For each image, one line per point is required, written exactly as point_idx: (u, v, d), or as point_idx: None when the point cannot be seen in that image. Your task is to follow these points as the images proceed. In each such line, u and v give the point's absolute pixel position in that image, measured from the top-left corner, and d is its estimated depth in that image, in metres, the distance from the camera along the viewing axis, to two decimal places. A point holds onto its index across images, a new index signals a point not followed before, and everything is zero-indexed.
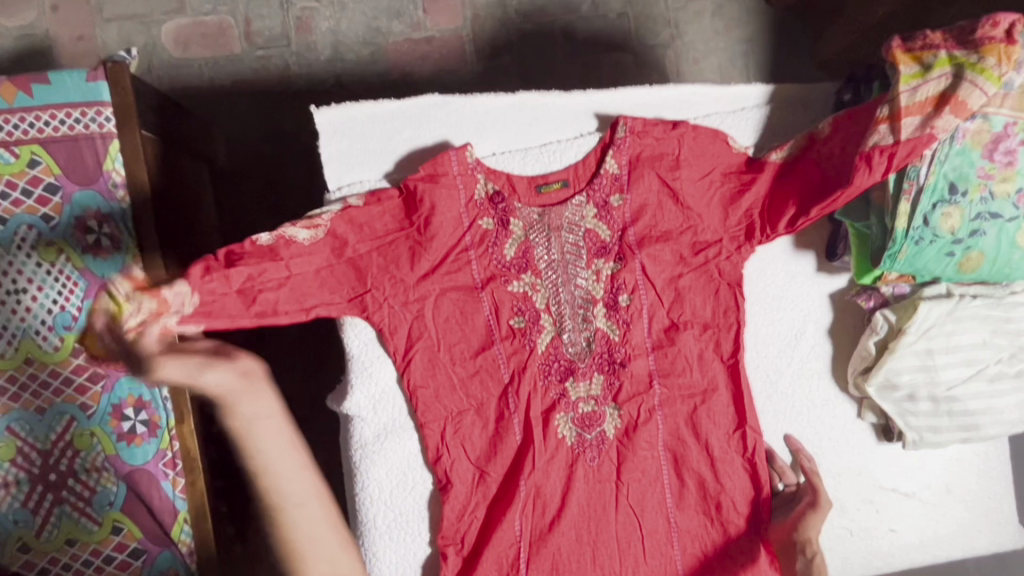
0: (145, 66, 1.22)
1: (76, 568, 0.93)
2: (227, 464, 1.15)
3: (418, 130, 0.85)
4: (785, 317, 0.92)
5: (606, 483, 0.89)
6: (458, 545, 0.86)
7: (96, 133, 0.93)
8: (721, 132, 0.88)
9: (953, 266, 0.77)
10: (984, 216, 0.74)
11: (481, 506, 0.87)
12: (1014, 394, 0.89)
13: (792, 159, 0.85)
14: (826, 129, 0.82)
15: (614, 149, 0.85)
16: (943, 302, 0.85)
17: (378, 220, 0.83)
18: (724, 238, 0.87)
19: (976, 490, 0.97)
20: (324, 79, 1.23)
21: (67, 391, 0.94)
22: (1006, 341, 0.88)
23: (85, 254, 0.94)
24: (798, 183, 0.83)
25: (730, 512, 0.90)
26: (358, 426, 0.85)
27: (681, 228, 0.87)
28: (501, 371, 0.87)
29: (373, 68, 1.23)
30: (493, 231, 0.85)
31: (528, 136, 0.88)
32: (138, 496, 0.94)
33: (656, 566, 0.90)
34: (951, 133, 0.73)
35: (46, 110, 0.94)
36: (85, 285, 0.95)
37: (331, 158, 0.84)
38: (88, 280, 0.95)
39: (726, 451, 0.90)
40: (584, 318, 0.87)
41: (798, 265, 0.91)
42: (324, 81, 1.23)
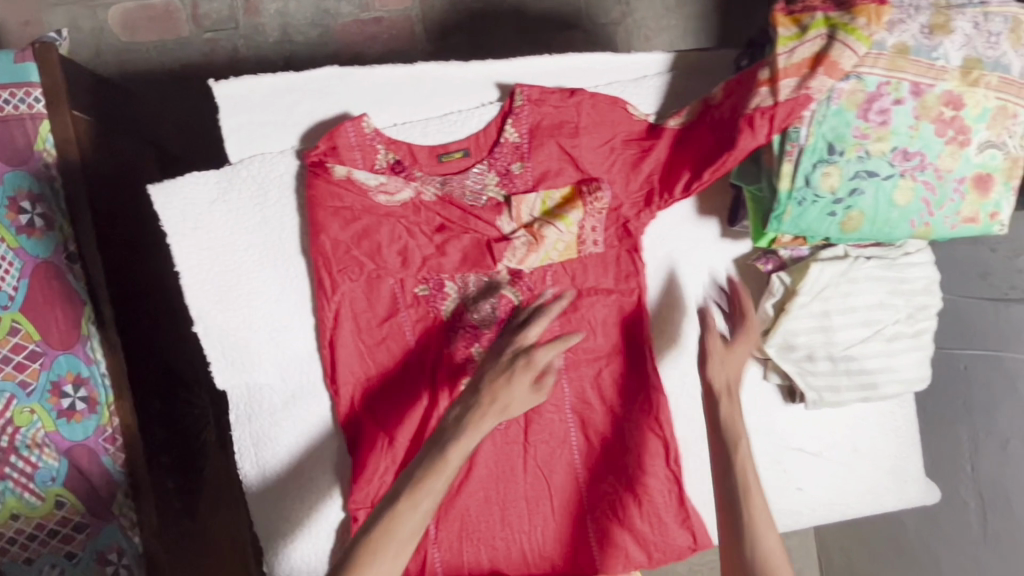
0: (92, 51, 1.22)
1: (21, 543, 0.92)
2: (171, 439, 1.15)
3: (319, 102, 0.86)
4: (689, 282, 0.94)
5: (514, 445, 0.91)
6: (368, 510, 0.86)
7: (26, 114, 0.94)
8: (621, 99, 0.89)
9: (836, 226, 0.79)
10: (862, 175, 0.76)
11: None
12: (912, 352, 0.92)
13: (689, 124, 0.86)
14: (718, 94, 0.83)
15: (513, 117, 0.87)
16: (837, 263, 0.87)
17: (279, 190, 0.85)
18: (625, 204, 0.89)
19: (884, 449, 0.99)
20: (273, 62, 1.23)
21: (5, 369, 0.92)
22: (902, 301, 0.90)
23: (18, 234, 0.92)
24: (693, 148, 0.84)
25: (636, 471, 0.92)
26: (267, 393, 0.87)
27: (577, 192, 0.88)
28: (407, 338, 0.89)
29: (324, 50, 1.23)
30: (398, 209, 0.85)
31: (429, 107, 0.89)
32: (80, 472, 0.93)
33: (565, 524, 0.91)
34: (827, 94, 0.74)
35: None
36: (21, 265, 0.93)
37: (232, 130, 0.85)
38: (24, 260, 0.93)
39: (631, 412, 0.92)
40: (488, 285, 0.90)
41: (701, 230, 0.93)
42: (273, 63, 1.23)
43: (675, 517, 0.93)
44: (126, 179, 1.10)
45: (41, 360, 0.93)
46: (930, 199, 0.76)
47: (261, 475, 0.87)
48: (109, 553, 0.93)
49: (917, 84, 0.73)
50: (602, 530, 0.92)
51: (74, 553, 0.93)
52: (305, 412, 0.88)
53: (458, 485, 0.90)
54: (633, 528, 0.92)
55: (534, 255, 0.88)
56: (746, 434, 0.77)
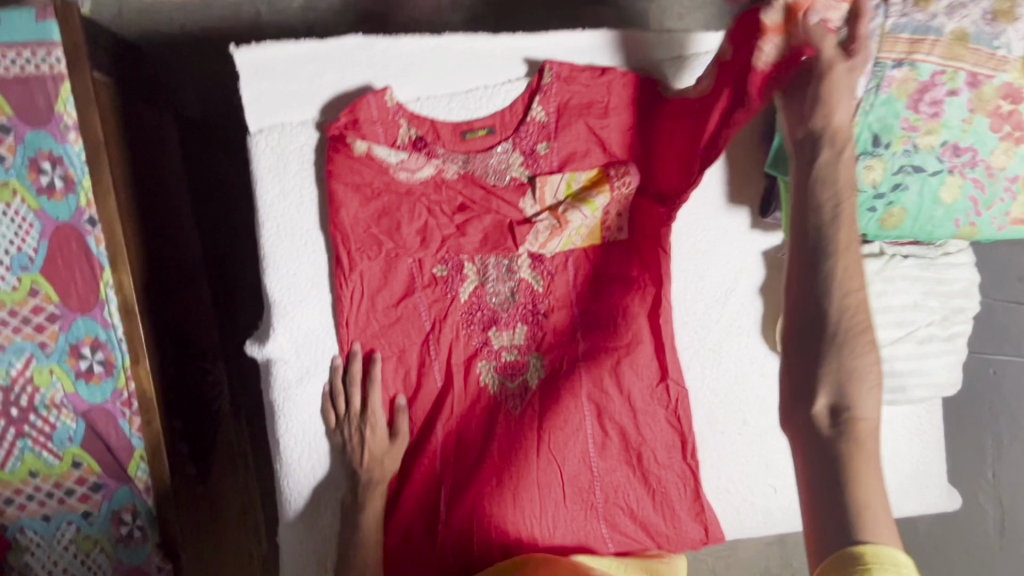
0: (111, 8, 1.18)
1: (40, 500, 0.93)
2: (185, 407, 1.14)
3: (342, 73, 0.84)
4: (714, 273, 0.91)
5: (528, 432, 0.89)
6: None
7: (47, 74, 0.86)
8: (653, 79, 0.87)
9: (875, 222, 0.74)
10: (906, 169, 0.72)
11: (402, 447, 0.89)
12: (944, 356, 0.88)
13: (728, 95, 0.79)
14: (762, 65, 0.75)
15: (541, 95, 0.84)
16: (873, 261, 0.84)
17: (299, 163, 0.84)
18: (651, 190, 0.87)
19: (906, 453, 0.97)
20: (296, 28, 1.20)
21: (25, 329, 0.89)
22: (938, 303, 0.87)
23: (39, 195, 0.87)
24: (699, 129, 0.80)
25: (651, 462, 0.91)
26: (279, 368, 0.86)
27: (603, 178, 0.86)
28: (422, 319, 0.87)
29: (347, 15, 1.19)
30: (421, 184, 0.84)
31: (454, 81, 0.86)
32: (95, 435, 0.93)
33: (576, 510, 0.90)
34: (875, 81, 0.69)
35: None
36: (41, 227, 0.88)
37: (252, 99, 0.83)
38: (45, 223, 0.88)
39: (648, 403, 0.90)
40: (508, 268, 0.88)
41: (730, 221, 0.90)
42: (296, 29, 1.20)
43: (689, 509, 0.91)
44: (145, 145, 1.10)
45: (61, 322, 0.90)
46: (977, 197, 0.73)
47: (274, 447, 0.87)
48: (124, 513, 0.96)
49: (975, 75, 0.69)
50: (614, 518, 0.91)
51: (91, 512, 0.95)
52: (317, 389, 0.87)
53: (470, 468, 0.89)
54: (644, 518, 0.91)
55: (557, 239, 0.86)
56: (865, 286, 0.59)
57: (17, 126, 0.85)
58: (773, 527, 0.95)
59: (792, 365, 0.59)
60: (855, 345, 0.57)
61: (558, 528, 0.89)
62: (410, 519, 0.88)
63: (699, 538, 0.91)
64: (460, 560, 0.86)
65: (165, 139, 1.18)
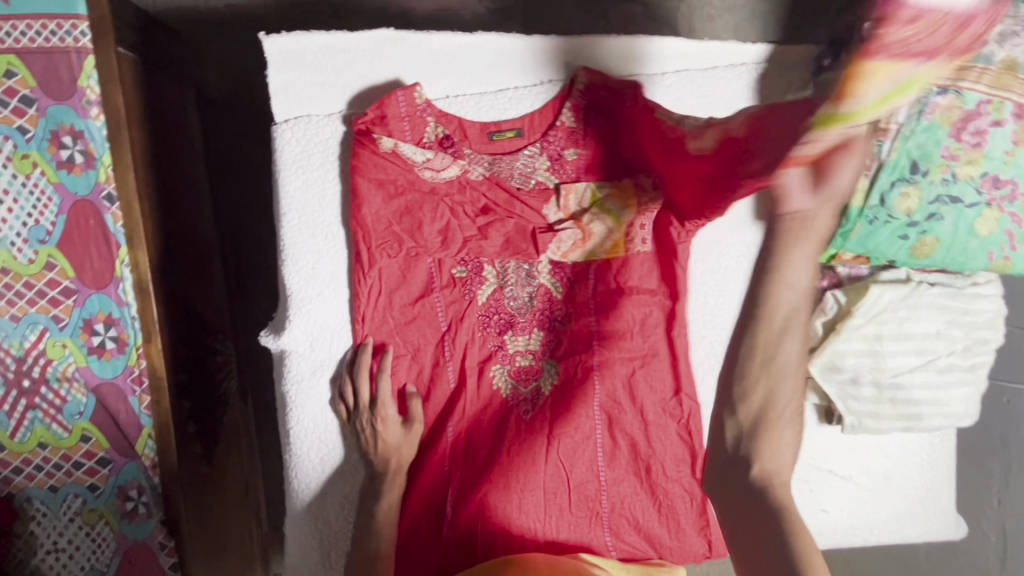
0: None
1: (47, 471, 0.94)
2: (195, 388, 1.14)
3: (371, 66, 0.83)
4: (735, 289, 0.90)
5: (538, 437, 0.89)
6: None
7: (72, 48, 0.85)
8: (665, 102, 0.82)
9: (907, 249, 0.74)
10: (943, 199, 0.71)
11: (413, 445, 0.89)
12: (963, 387, 0.87)
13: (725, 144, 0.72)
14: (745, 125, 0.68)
15: (571, 101, 0.83)
16: (898, 287, 0.83)
17: (324, 155, 0.83)
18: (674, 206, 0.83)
19: (916, 480, 0.96)
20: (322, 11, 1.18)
21: (40, 303, 0.90)
22: (961, 332, 0.85)
23: (58, 168, 0.87)
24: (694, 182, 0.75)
25: (659, 475, 0.91)
26: (294, 361, 0.86)
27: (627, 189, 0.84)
28: (439, 319, 0.86)
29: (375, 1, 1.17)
30: (444, 185, 0.82)
31: (485, 81, 0.85)
32: (106, 409, 0.93)
33: (581, 517, 0.90)
34: (921, 106, 0.68)
35: (23, 19, 0.84)
36: (60, 201, 0.88)
37: (280, 88, 0.82)
38: (63, 197, 0.88)
39: (661, 416, 0.90)
40: (527, 273, 0.87)
41: (755, 237, 0.88)
42: (322, 12, 1.18)
43: (692, 522, 0.91)
44: (164, 122, 1.09)
45: (75, 297, 0.90)
46: (1014, 230, 0.72)
47: (286, 439, 0.87)
48: (129, 489, 0.96)
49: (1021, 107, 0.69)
50: (618, 527, 0.91)
51: (97, 485, 0.95)
52: (331, 383, 0.87)
53: (478, 471, 0.88)
54: (648, 529, 0.91)
55: (578, 252, 0.87)
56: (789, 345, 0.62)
57: (41, 97, 0.85)
58: None
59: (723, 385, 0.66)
60: (759, 386, 0.65)
61: (562, 533, 0.89)
62: (413, 517, 0.89)
63: (700, 551, 0.92)
64: (462, 560, 0.86)
65: (186, 117, 1.18)
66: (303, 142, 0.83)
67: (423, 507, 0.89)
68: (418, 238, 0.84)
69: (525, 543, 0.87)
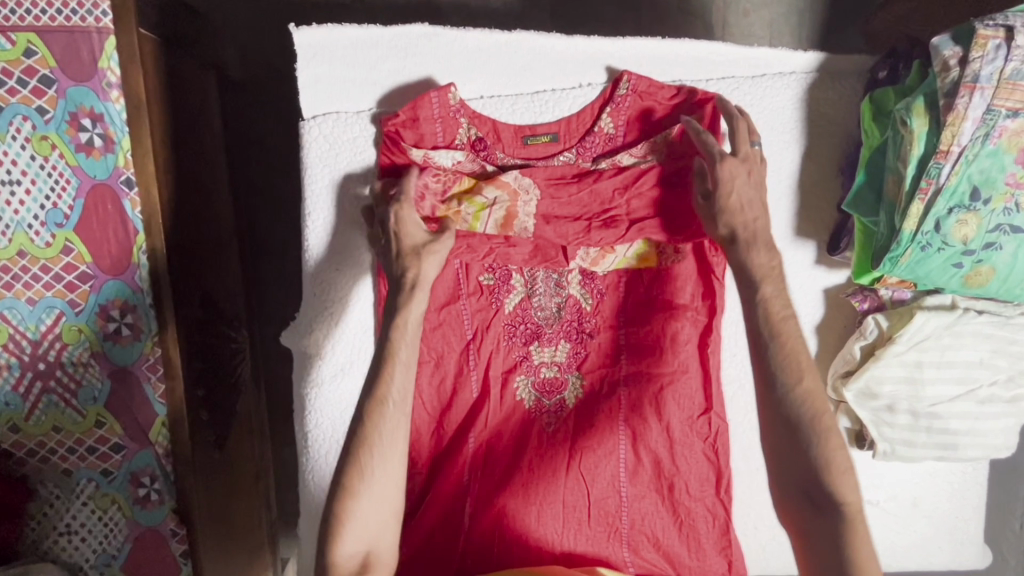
0: None
1: (62, 454, 0.93)
2: (210, 377, 1.12)
3: (403, 63, 0.79)
4: None
5: (559, 450, 0.87)
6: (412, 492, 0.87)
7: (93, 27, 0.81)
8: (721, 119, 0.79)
9: (959, 278, 0.71)
10: (1004, 229, 0.68)
11: (433, 456, 0.87)
12: (1005, 418, 0.84)
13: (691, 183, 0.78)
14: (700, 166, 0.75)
15: (613, 107, 0.80)
16: (943, 314, 0.80)
17: (351, 154, 0.80)
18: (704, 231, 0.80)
19: (945, 508, 0.93)
20: None
21: (56, 287, 0.87)
22: (1006, 362, 0.82)
23: (78, 152, 0.83)
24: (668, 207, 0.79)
25: (682, 494, 0.88)
26: (315, 365, 0.84)
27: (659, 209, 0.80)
28: (464, 327, 0.84)
29: None
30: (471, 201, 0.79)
31: (521, 82, 0.81)
32: (122, 397, 0.91)
33: (600, 532, 0.89)
34: (986, 130, 0.65)
35: None
36: (78, 185, 0.85)
37: (308, 83, 0.79)
38: (82, 180, 0.84)
39: (687, 435, 0.87)
40: (557, 283, 0.84)
41: (795, 254, 0.85)
42: None
43: (711, 543, 0.89)
44: (183, 104, 1.05)
45: (92, 283, 0.87)
46: None
47: (303, 440, 0.86)
48: (142, 476, 0.94)
49: None
50: (638, 544, 0.89)
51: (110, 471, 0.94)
52: (351, 387, 0.85)
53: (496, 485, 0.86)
54: (668, 548, 0.89)
55: (609, 258, 0.83)
56: (811, 375, 0.61)
57: (60, 78, 0.81)
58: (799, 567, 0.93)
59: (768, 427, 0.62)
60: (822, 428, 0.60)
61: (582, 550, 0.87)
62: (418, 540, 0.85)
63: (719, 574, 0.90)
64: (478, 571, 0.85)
65: (206, 102, 1.14)
66: (332, 139, 0.80)
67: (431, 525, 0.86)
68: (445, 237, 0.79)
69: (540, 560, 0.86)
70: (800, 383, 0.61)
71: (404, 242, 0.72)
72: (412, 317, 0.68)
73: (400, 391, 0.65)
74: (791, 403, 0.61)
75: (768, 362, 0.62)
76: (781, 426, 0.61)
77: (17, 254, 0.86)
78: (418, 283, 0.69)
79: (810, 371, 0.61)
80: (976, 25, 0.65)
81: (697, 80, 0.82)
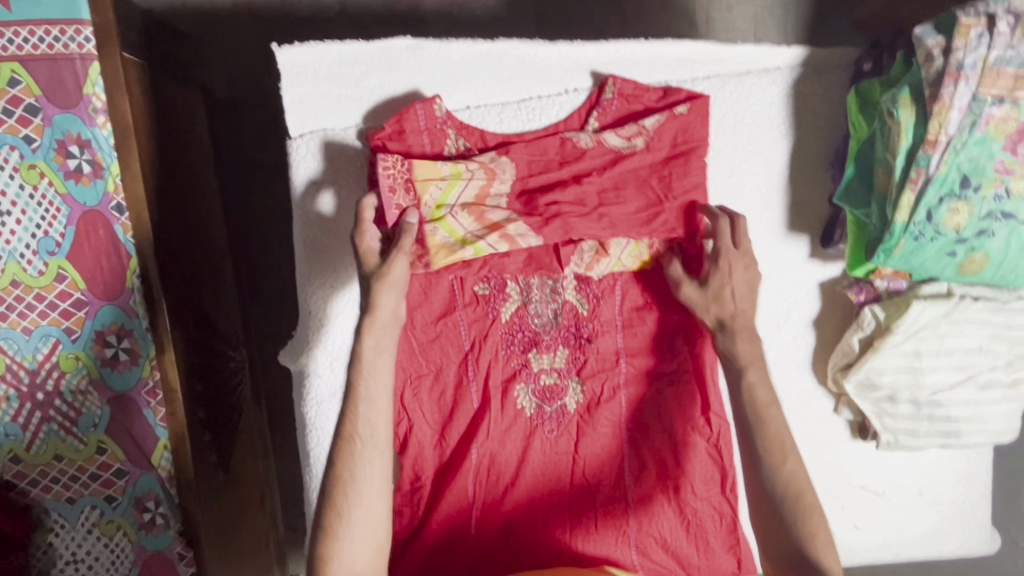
0: None
1: (65, 483, 0.92)
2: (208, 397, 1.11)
3: (388, 77, 0.79)
4: (768, 303, 0.87)
5: (563, 455, 0.87)
6: (414, 508, 0.85)
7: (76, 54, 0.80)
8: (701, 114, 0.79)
9: (953, 267, 0.71)
10: (995, 215, 0.67)
11: (435, 475, 0.86)
12: (1006, 403, 0.84)
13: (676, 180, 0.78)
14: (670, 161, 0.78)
15: (600, 110, 0.80)
16: (940, 303, 0.79)
17: (339, 172, 0.80)
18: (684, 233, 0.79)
19: (951, 496, 0.93)
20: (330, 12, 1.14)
21: (52, 315, 0.87)
22: (1005, 347, 0.82)
23: (66, 179, 0.83)
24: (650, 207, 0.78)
25: (688, 494, 0.88)
26: (314, 382, 0.83)
27: (633, 211, 0.78)
28: (462, 338, 0.84)
29: None
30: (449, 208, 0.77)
31: (506, 90, 0.81)
32: (121, 424, 0.91)
33: (609, 537, 0.87)
34: (973, 119, 0.65)
35: (25, 25, 0.78)
36: (68, 212, 0.84)
37: (293, 101, 0.79)
38: (72, 207, 0.84)
39: (690, 434, 0.87)
40: (552, 290, 0.84)
41: (788, 250, 0.85)
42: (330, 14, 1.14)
43: (720, 544, 0.89)
44: (171, 126, 1.05)
45: (87, 309, 0.87)
46: None
47: (305, 458, 0.85)
48: (147, 501, 0.95)
49: None
50: (647, 549, 0.89)
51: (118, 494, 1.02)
52: None
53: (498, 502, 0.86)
54: (677, 550, 0.89)
55: (604, 262, 0.83)
56: (792, 455, 0.68)
57: (45, 107, 0.80)
58: None
59: (761, 502, 0.68)
60: (805, 507, 0.66)
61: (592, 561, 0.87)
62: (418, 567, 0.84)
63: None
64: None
65: (193, 123, 1.14)
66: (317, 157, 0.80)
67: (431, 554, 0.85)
68: (409, 193, 0.75)
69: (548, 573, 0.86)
70: (783, 462, 0.67)
71: (365, 270, 0.72)
72: (371, 347, 0.70)
73: (367, 427, 0.68)
74: (775, 484, 0.67)
75: (750, 445, 0.69)
76: (770, 503, 0.67)
77: (11, 284, 0.85)
78: (375, 313, 0.71)
79: (792, 455, 0.68)
80: (958, 14, 0.65)
81: (682, 80, 0.82)
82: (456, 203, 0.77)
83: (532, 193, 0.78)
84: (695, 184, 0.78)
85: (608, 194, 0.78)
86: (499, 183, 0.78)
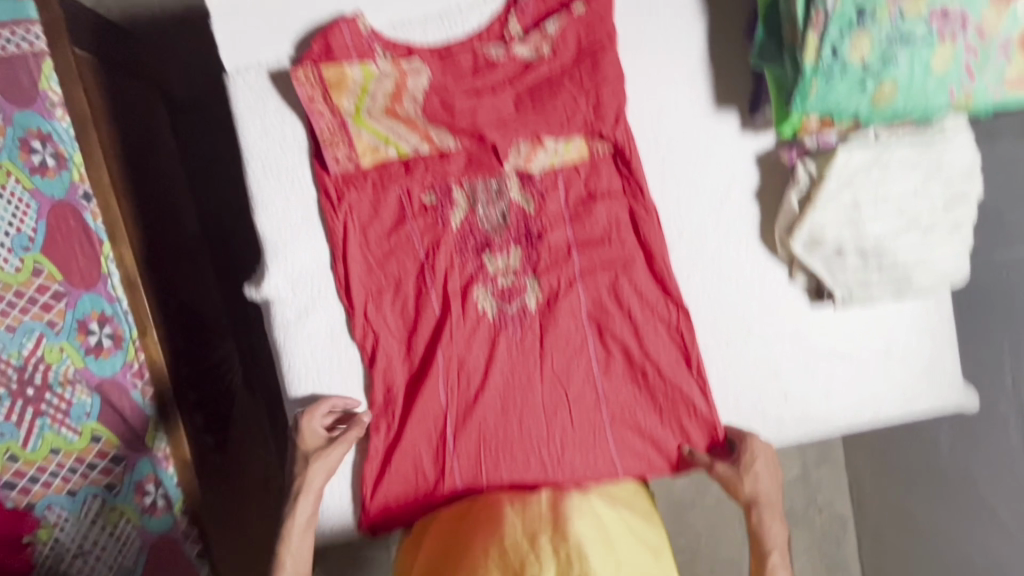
0: None
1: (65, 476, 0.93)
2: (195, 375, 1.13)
3: (312, 6, 0.83)
4: (709, 181, 0.89)
5: (530, 355, 0.89)
6: (389, 422, 0.88)
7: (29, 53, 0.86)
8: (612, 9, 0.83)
9: (866, 100, 0.74)
10: (895, 41, 0.70)
11: (409, 393, 0.88)
12: (950, 243, 0.86)
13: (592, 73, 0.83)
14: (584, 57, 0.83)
15: (518, 10, 0.84)
16: (867, 149, 0.82)
17: (280, 102, 0.83)
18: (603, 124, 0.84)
19: (917, 350, 0.95)
20: None
21: (33, 309, 0.88)
22: (939, 188, 0.84)
23: (32, 173, 0.87)
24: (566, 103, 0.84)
25: (657, 379, 0.90)
26: (280, 307, 0.86)
27: (552, 111, 0.84)
28: (416, 248, 0.86)
29: None
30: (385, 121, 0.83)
31: (427, 4, 0.84)
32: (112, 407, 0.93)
33: (584, 432, 0.90)
34: None
35: None
36: (39, 205, 0.88)
37: (226, 40, 0.83)
38: (42, 200, 0.88)
39: (650, 319, 0.89)
40: (497, 191, 0.86)
41: (719, 126, 0.88)
42: None
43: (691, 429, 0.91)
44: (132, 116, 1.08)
45: (66, 299, 0.89)
46: (970, 63, 0.71)
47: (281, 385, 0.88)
48: (148, 483, 0.97)
49: None
50: (626, 438, 0.91)
51: None
52: (318, 324, 0.87)
53: (469, 411, 0.88)
54: (655, 438, 0.91)
55: (541, 155, 0.86)
56: None
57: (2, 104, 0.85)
58: (789, 437, 0.95)
59: None
60: None
61: (570, 456, 0.90)
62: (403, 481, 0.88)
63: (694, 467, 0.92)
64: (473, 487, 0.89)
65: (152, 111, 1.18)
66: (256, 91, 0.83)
67: (412, 468, 0.88)
68: (327, 101, 0.81)
69: (527, 476, 0.89)
70: None
71: (304, 447, 0.84)
72: (298, 520, 0.81)
73: None
74: None
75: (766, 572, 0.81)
76: None
77: None
78: (303, 489, 0.82)
79: None
80: None
81: None
82: (373, 105, 0.82)
83: (458, 98, 0.82)
84: (606, 78, 0.83)
85: (523, 97, 0.84)
86: (414, 79, 0.82)
